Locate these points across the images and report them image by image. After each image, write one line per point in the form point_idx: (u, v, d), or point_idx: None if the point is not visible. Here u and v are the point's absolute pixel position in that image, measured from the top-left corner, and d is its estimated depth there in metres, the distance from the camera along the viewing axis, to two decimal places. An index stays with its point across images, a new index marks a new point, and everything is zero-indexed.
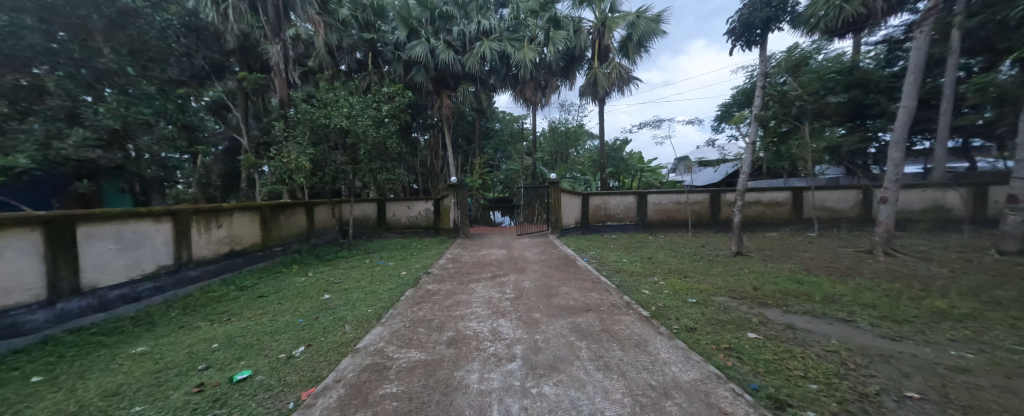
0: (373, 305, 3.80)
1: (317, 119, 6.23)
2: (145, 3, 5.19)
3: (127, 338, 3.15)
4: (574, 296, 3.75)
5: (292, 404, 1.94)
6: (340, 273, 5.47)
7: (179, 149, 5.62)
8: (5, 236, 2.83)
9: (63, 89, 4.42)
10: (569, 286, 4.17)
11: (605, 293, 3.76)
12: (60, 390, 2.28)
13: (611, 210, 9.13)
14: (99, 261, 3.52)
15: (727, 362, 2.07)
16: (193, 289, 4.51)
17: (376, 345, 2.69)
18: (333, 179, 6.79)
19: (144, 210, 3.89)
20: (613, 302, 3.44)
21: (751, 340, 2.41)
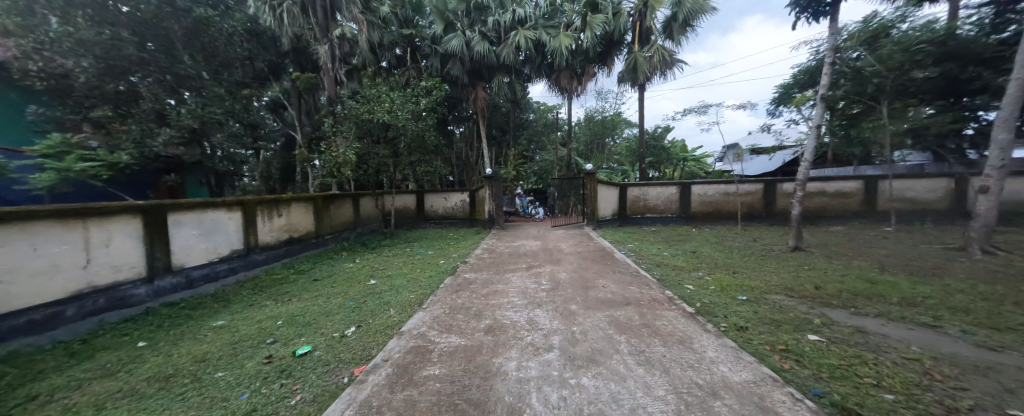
0: (415, 291, 3.98)
1: (362, 114, 6.55)
2: (215, 13, 5.76)
3: (210, 312, 3.59)
4: (612, 289, 3.67)
5: (346, 379, 2.11)
6: (384, 261, 5.79)
7: (245, 146, 6.20)
8: (112, 222, 3.30)
9: (152, 93, 5.04)
10: (606, 279, 4.10)
11: (645, 287, 3.65)
12: (159, 354, 2.66)
13: (651, 202, 8.78)
14: (185, 245, 4.01)
15: (784, 365, 1.93)
16: (259, 271, 5.00)
17: (419, 329, 2.82)
18: (376, 171, 7.13)
19: (218, 200, 4.33)
20: (653, 296, 3.33)
21: (812, 342, 2.23)
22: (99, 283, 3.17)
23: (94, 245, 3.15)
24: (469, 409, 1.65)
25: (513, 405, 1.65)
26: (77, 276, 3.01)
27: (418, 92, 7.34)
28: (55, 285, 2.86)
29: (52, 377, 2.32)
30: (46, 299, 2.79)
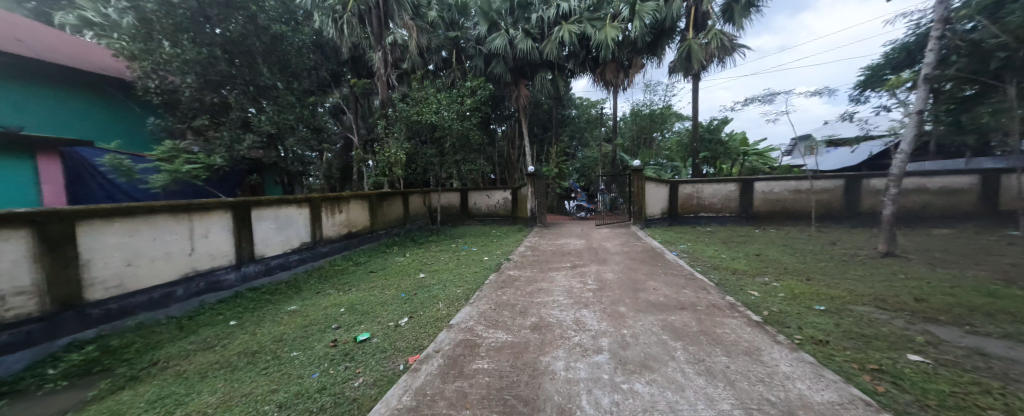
0: (462, 286, 4.11)
1: (411, 116, 6.86)
2: (288, 28, 6.39)
3: (284, 298, 4.02)
4: (664, 292, 3.49)
5: (402, 366, 2.26)
6: (432, 256, 6.05)
7: (312, 148, 6.83)
8: (209, 216, 3.82)
9: (238, 104, 5.80)
10: (656, 281, 3.91)
11: (701, 291, 3.42)
12: (246, 333, 3.04)
13: (706, 200, 8.22)
14: (265, 237, 4.52)
15: (877, 387, 1.70)
16: (323, 262, 5.48)
17: (467, 323, 2.91)
18: (424, 170, 7.45)
19: (290, 198, 4.81)
20: (711, 302, 3.11)
21: (914, 364, 1.93)
22: (199, 269, 3.71)
23: (195, 237, 3.68)
24: (520, 406, 1.67)
25: (564, 406, 1.64)
26: (183, 263, 3.54)
27: (463, 92, 7.56)
28: (167, 270, 3.40)
29: (167, 348, 2.78)
30: (161, 281, 3.34)
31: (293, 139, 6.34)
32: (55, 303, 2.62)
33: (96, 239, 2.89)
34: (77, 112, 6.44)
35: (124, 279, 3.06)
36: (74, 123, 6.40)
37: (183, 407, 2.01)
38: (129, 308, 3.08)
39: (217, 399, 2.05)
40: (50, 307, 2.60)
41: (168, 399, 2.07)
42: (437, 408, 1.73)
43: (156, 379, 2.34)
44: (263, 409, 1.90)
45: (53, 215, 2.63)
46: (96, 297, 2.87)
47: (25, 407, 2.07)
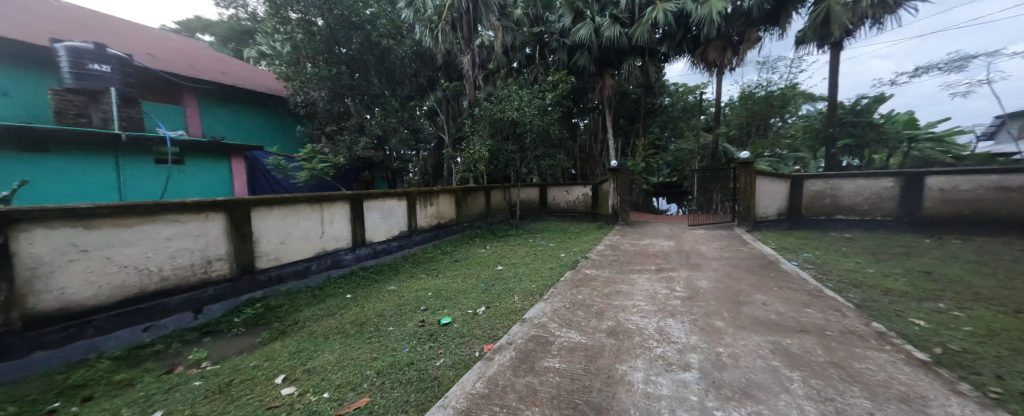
0: (537, 281, 4.16)
1: (494, 114, 7.14)
2: (394, 42, 7.26)
3: (385, 279, 4.63)
4: (775, 308, 2.96)
5: (477, 353, 2.41)
6: (510, 249, 6.26)
7: (411, 148, 7.67)
8: (334, 206, 4.60)
9: (356, 111, 7.07)
10: (765, 294, 3.35)
11: (830, 313, 2.80)
12: (357, 306, 3.60)
13: (842, 200, 6.72)
14: (373, 225, 5.25)
15: None
16: (417, 249, 6.13)
17: (541, 319, 2.94)
18: (505, 166, 7.72)
19: (393, 191, 5.48)
20: (844, 327, 2.53)
21: None
22: (327, 249, 4.51)
23: (325, 223, 4.48)
24: (590, 412, 1.63)
25: None
26: (316, 243, 4.36)
27: (545, 87, 7.55)
28: (305, 249, 4.23)
29: (304, 311, 3.49)
30: (301, 257, 4.18)
31: (396, 140, 7.29)
32: (239, 268, 3.54)
33: (263, 222, 3.76)
34: (256, 125, 8.67)
35: (279, 254, 3.92)
36: (255, 133, 8.65)
37: (312, 359, 2.51)
38: (281, 276, 3.95)
39: (334, 358, 2.50)
40: (236, 271, 3.51)
41: (303, 352, 2.61)
42: (507, 399, 1.80)
43: (295, 336, 2.95)
44: (365, 373, 2.25)
45: (237, 203, 3.51)
46: (263, 266, 3.76)
47: (220, 344, 2.89)
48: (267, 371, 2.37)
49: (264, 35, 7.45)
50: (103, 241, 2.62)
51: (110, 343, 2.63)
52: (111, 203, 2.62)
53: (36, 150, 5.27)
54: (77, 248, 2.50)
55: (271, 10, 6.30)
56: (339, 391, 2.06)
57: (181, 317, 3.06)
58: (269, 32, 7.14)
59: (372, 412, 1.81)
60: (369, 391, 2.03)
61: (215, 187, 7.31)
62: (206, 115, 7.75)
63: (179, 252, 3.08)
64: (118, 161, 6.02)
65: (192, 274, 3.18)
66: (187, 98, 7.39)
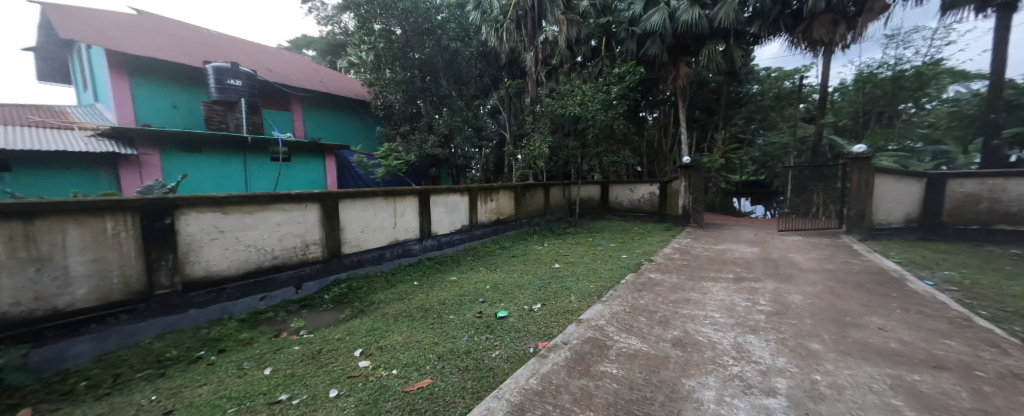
0: (595, 282, 4.03)
1: (556, 110, 7.05)
2: (461, 45, 7.62)
3: (447, 269, 4.91)
4: (897, 336, 2.43)
5: (532, 349, 2.44)
6: (568, 248, 6.15)
7: (474, 145, 7.99)
8: (404, 200, 4.99)
9: (426, 112, 7.64)
10: (882, 317, 2.77)
11: (980, 349, 2.21)
12: (422, 294, 3.89)
13: (1004, 205, 5.23)
14: (438, 218, 5.58)
15: None
16: (477, 243, 6.37)
17: (598, 321, 2.85)
18: (565, 162, 7.59)
19: (457, 187, 5.77)
20: (1003, 369, 1.97)
21: None
22: (398, 239, 4.94)
23: (397, 215, 4.90)
24: None
25: None
26: (390, 233, 4.80)
27: (610, 81, 7.18)
28: (381, 238, 4.68)
29: (378, 294, 3.89)
30: (377, 245, 4.64)
31: (460, 137, 7.76)
32: (329, 252, 4.07)
33: (347, 212, 4.25)
34: (345, 126, 9.81)
35: (359, 241, 4.42)
36: (343, 134, 9.80)
37: (383, 338, 2.80)
38: (361, 261, 4.43)
39: (402, 340, 2.74)
40: (326, 254, 4.05)
41: (376, 331, 2.92)
42: (560, 400, 1.80)
43: (371, 315, 3.31)
44: (427, 356, 2.43)
45: (327, 195, 4.02)
46: (347, 251, 4.27)
47: (313, 317, 3.37)
48: (347, 344, 2.70)
49: (352, 46, 8.36)
50: (232, 224, 3.23)
51: (236, 308, 3.26)
52: (237, 194, 3.21)
53: (192, 150, 6.73)
54: (215, 230, 3.12)
55: (359, 24, 6.99)
56: (405, 369, 2.26)
57: (285, 290, 3.64)
58: (355, 43, 7.97)
59: (433, 393, 1.95)
60: (430, 374, 2.19)
61: (312, 181, 8.48)
62: (308, 120, 8.99)
63: (285, 236, 3.65)
64: (246, 160, 7.34)
65: (294, 255, 3.75)
66: (294, 106, 8.65)
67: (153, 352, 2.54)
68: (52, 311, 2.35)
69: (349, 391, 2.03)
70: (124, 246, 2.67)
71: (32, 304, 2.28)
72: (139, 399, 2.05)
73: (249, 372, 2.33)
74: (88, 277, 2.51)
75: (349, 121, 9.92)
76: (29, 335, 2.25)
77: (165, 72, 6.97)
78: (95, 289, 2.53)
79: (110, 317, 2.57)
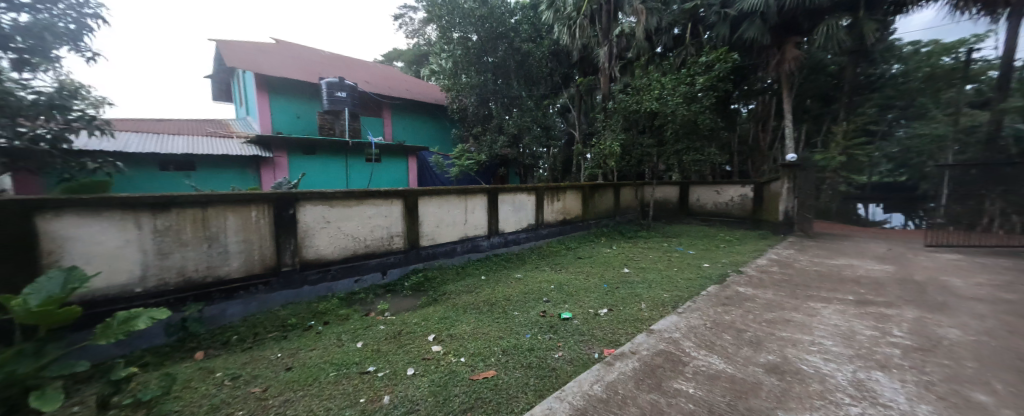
0: (669, 291, 3.74)
1: (630, 106, 6.66)
2: (533, 46, 7.73)
3: (513, 266, 5.05)
4: None
5: (597, 354, 2.39)
6: (640, 252, 5.80)
7: (542, 145, 8.12)
8: (475, 198, 5.28)
9: (497, 113, 7.94)
10: None
11: None
12: (489, 288, 4.07)
13: None
14: (506, 217, 5.77)
15: None
16: (543, 242, 6.39)
17: (672, 334, 2.65)
18: (639, 162, 7.16)
19: (524, 186, 5.87)
20: None
21: None
22: (468, 235, 5.24)
23: (468, 212, 5.20)
24: None
25: None
26: (461, 229, 5.13)
27: (696, 70, 6.51)
28: (454, 233, 5.03)
29: (450, 285, 4.20)
30: (450, 239, 5.00)
31: (529, 137, 7.93)
32: (409, 244, 4.52)
33: (424, 208, 4.67)
34: (426, 129, 10.71)
35: (435, 235, 4.81)
36: (424, 136, 10.71)
37: (453, 326, 3.02)
38: (436, 254, 4.83)
39: (469, 330, 2.91)
40: (407, 246, 4.51)
41: (447, 319, 3.17)
42: (627, 411, 1.73)
43: (443, 304, 3.59)
44: (493, 348, 2.56)
45: (409, 192, 4.46)
46: (424, 244, 4.69)
47: (396, 301, 3.79)
48: (423, 328, 2.98)
49: (433, 55, 9.05)
50: (336, 216, 3.81)
51: (338, 288, 3.84)
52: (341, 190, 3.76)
53: (307, 152, 8.27)
54: (324, 220, 3.72)
55: (440, 34, 7.58)
56: (472, 359, 2.41)
57: (374, 275, 4.15)
58: (436, 52, 8.61)
59: (497, 384, 2.05)
60: (495, 366, 2.29)
61: (396, 180, 9.64)
62: (395, 124, 10.05)
63: (375, 227, 4.17)
64: (346, 162, 8.75)
65: (382, 245, 4.26)
66: (385, 112, 9.76)
67: (278, 318, 3.14)
68: (218, 278, 3.08)
69: (423, 372, 2.25)
70: (263, 231, 3.34)
71: (206, 272, 3.02)
72: (269, 355, 2.56)
73: (346, 343, 2.73)
74: (240, 254, 3.21)
75: (431, 125, 10.83)
76: (203, 295, 2.99)
77: (292, 89, 8.40)
78: (244, 264, 3.23)
79: (252, 286, 3.26)
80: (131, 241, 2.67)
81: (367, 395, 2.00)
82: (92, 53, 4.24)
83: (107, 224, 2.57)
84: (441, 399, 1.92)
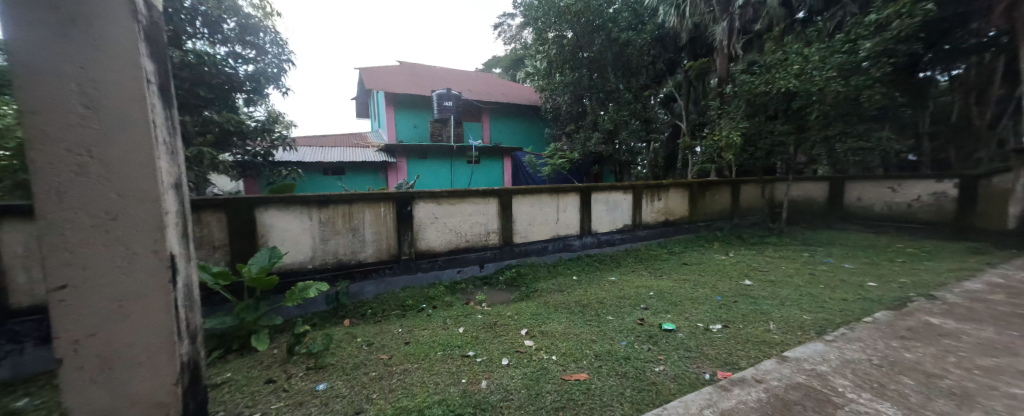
0: (808, 312, 3.02)
1: (756, 88, 5.53)
2: (635, 34, 7.26)
3: (606, 269, 4.82)
4: None
5: (707, 376, 2.09)
6: (767, 262, 4.84)
7: (641, 139, 7.60)
8: (568, 197, 5.22)
9: (592, 110, 7.86)
10: None
11: None
12: (581, 289, 3.96)
13: None
14: (600, 217, 5.54)
15: None
16: (641, 244, 5.91)
17: (816, 365, 2.12)
18: (767, 153, 5.97)
19: (620, 185, 5.54)
20: None
21: None
22: (560, 234, 5.22)
23: (560, 211, 5.18)
24: None
25: None
26: (552, 228, 5.14)
27: (860, 33, 5.02)
28: (546, 231, 5.09)
29: (542, 283, 4.25)
30: (543, 238, 5.08)
31: (626, 131, 7.61)
32: (504, 241, 4.75)
33: (518, 207, 4.84)
34: (521, 130, 11.07)
35: (527, 233, 4.94)
36: (519, 138, 11.09)
37: (544, 324, 3.05)
38: (529, 252, 4.95)
39: (560, 329, 2.91)
40: (502, 242, 4.74)
41: (538, 316, 3.21)
42: None
43: (536, 301, 3.66)
44: (586, 351, 2.49)
45: (505, 191, 4.69)
46: (518, 241, 4.86)
47: (492, 293, 4.04)
48: (516, 322, 3.10)
49: (529, 58, 9.24)
50: (443, 213, 4.27)
51: (444, 277, 4.28)
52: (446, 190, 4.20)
53: (419, 157, 9.56)
54: (433, 216, 4.21)
55: (536, 36, 7.73)
56: (563, 358, 2.39)
57: (473, 267, 4.50)
58: (531, 54, 8.75)
59: (589, 389, 1.99)
60: (587, 369, 2.23)
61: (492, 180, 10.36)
62: (494, 128, 10.67)
63: (474, 224, 4.52)
64: (451, 165, 9.86)
65: (481, 240, 4.59)
66: (485, 117, 10.45)
67: (398, 298, 3.68)
68: (357, 262, 3.79)
69: (516, 364, 2.34)
70: (388, 225, 3.96)
71: (350, 257, 3.75)
72: (392, 329, 3.04)
73: (450, 327, 3.04)
74: (373, 243, 3.89)
75: (527, 126, 11.16)
76: (348, 274, 3.72)
77: (412, 102, 9.69)
78: (375, 251, 3.89)
79: (380, 270, 3.91)
80: (306, 229, 3.50)
81: (468, 377, 2.17)
82: (286, 89, 5.73)
83: (292, 216, 3.43)
84: (533, 393, 1.97)
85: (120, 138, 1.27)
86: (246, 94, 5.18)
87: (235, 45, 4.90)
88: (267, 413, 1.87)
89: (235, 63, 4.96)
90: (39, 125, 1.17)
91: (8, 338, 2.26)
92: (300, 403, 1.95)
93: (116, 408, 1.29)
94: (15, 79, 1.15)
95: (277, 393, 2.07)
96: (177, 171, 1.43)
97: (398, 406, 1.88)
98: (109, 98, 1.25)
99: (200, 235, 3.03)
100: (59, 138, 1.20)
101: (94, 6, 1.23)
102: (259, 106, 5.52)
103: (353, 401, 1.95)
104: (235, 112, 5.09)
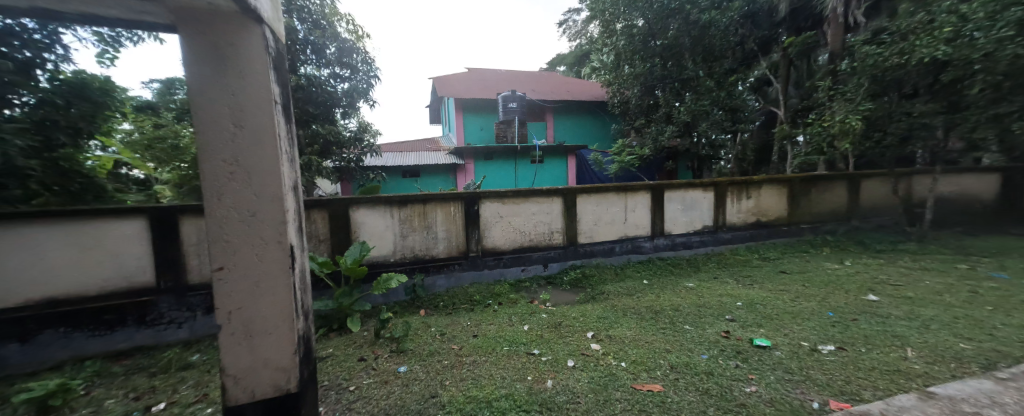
0: (964, 341, 2.34)
1: (885, 59, 4.47)
2: (719, 12, 6.48)
3: (683, 273, 4.39)
4: None
5: (816, 405, 1.74)
6: (899, 274, 3.89)
7: (725, 130, 6.84)
8: (638, 195, 4.89)
9: (665, 101, 7.27)
10: None
11: None
12: (652, 295, 3.67)
13: None
14: (675, 217, 5.07)
15: None
16: (726, 248, 5.24)
17: (983, 409, 1.60)
18: (902, 139, 4.80)
19: (698, 182, 5.00)
20: None
21: None
22: (629, 234, 4.91)
23: (628, 210, 4.87)
24: None
25: None
26: (620, 228, 4.85)
27: None
28: (614, 232, 4.83)
29: (609, 285, 4.04)
30: (611, 238, 4.83)
31: (707, 122, 6.85)
32: (569, 240, 4.63)
33: (584, 206, 4.67)
34: (587, 128, 10.73)
35: (593, 233, 4.74)
36: (585, 136, 10.75)
37: (611, 329, 2.87)
38: (595, 253, 4.74)
39: (630, 335, 2.71)
40: (567, 242, 4.63)
41: (604, 320, 3.04)
42: None
43: (602, 304, 3.49)
44: (659, 361, 2.28)
45: (570, 190, 4.57)
46: (583, 241, 4.70)
47: (556, 293, 3.95)
48: (581, 324, 2.98)
49: (595, 52, 8.91)
50: (508, 212, 4.33)
51: (509, 274, 4.33)
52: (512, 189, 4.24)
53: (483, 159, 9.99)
54: (498, 215, 4.30)
55: (603, 28, 7.42)
56: (634, 366, 2.22)
57: (537, 266, 4.47)
58: (598, 48, 8.40)
59: (665, 402, 1.81)
60: (662, 381, 2.04)
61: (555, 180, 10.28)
62: (559, 127, 10.52)
63: (538, 223, 4.49)
64: (515, 165, 10.06)
65: (545, 239, 4.54)
66: (549, 116, 10.34)
67: (467, 293, 3.83)
68: (432, 257, 4.05)
69: (582, 367, 2.24)
70: (458, 223, 4.15)
71: (424, 252, 4.02)
72: (461, 322, 3.17)
73: (514, 324, 3.05)
74: (445, 240, 4.11)
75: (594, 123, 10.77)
76: (423, 268, 4.00)
77: (480, 105, 10.05)
78: (447, 247, 4.12)
79: (450, 265, 4.11)
80: (389, 226, 3.85)
81: (533, 375, 2.15)
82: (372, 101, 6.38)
83: (377, 214, 3.80)
84: (601, 399, 1.86)
85: (257, 146, 1.45)
86: (343, 109, 5.90)
87: (335, 66, 5.61)
88: (359, 387, 2.08)
89: (335, 82, 5.69)
90: (204, 137, 1.37)
91: (185, 307, 2.90)
92: (385, 381, 2.13)
93: (254, 369, 1.50)
94: (185, 99, 1.35)
95: (367, 370, 2.30)
96: (293, 175, 1.62)
97: (468, 395, 1.93)
98: (249, 112, 1.43)
99: (310, 230, 3.54)
100: (216, 148, 1.40)
101: (238, 33, 1.40)
102: (352, 118, 6.27)
103: (429, 385, 2.07)
104: (334, 125, 5.86)
